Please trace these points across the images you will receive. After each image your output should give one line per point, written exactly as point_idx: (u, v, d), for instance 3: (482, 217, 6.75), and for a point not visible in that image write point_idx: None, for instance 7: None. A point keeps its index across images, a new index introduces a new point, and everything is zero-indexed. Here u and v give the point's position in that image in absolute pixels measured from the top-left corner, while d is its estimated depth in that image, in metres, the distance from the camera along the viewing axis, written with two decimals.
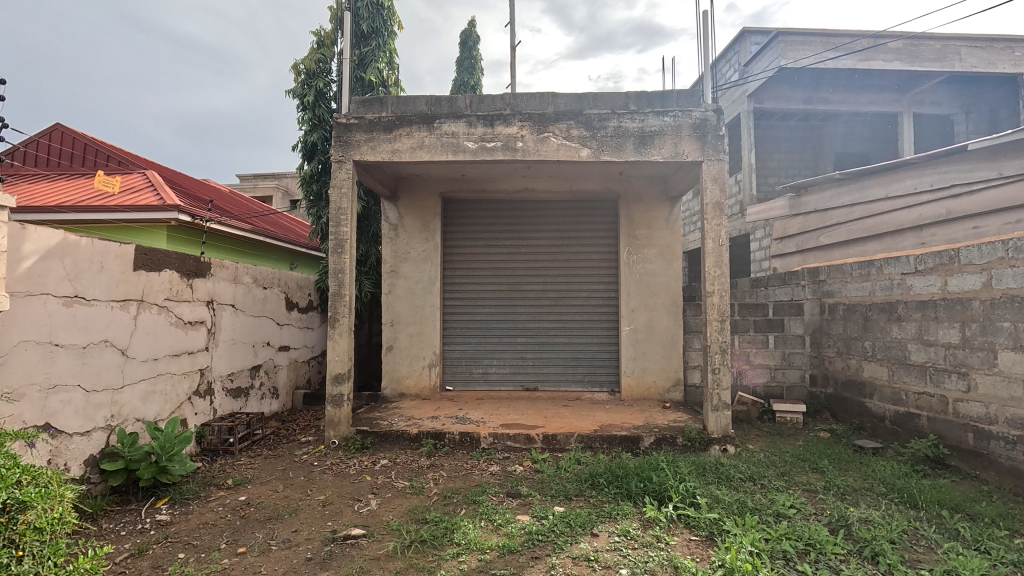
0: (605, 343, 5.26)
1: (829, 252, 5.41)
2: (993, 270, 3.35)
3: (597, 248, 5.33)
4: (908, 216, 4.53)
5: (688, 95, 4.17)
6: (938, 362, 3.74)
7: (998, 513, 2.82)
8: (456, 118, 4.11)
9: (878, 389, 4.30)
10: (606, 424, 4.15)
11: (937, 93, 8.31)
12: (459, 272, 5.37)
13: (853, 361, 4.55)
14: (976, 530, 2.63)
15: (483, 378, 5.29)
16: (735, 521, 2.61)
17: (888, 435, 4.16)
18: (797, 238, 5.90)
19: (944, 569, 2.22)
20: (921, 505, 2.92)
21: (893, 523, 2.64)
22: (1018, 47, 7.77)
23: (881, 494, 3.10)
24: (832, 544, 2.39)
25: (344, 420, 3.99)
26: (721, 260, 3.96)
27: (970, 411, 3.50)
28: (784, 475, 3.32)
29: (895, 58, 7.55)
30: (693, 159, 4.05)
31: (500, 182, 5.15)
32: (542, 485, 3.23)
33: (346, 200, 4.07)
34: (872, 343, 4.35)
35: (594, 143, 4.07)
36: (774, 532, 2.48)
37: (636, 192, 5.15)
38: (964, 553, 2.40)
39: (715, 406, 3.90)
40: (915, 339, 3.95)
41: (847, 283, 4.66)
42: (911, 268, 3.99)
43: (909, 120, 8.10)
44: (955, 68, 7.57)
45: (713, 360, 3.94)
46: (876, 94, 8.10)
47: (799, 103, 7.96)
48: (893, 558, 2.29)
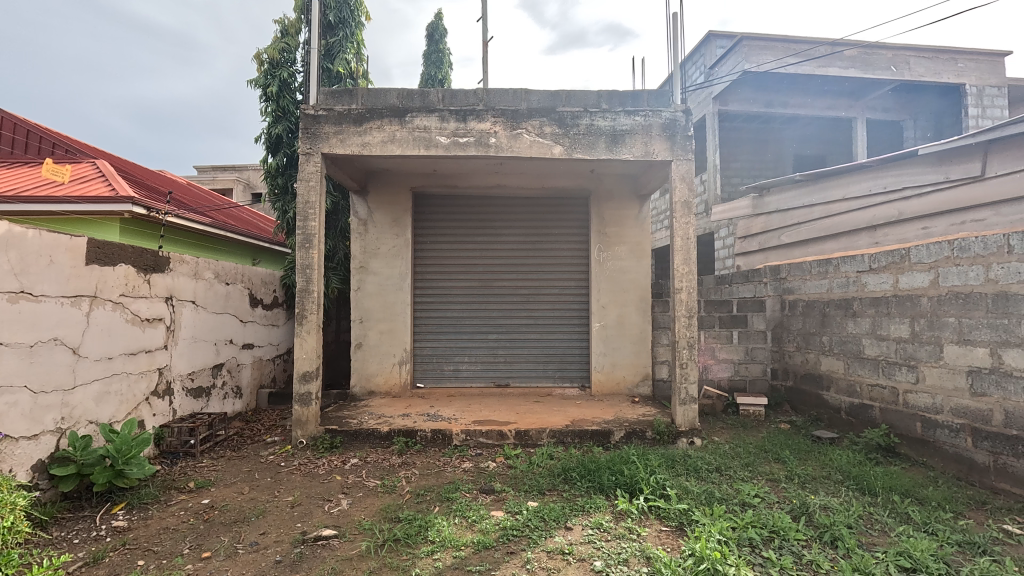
0: (576, 339, 5.31)
1: (789, 251, 5.61)
2: (940, 268, 3.56)
3: (569, 245, 5.36)
4: (864, 216, 4.72)
5: (658, 95, 4.22)
6: (890, 355, 3.94)
7: (944, 497, 3.00)
8: (428, 113, 4.07)
9: (835, 383, 4.49)
10: (578, 419, 4.20)
11: (887, 100, 8.68)
12: (430, 268, 5.31)
13: (812, 355, 4.75)
14: (924, 513, 2.78)
15: (454, 375, 5.26)
16: (704, 511, 2.69)
17: (844, 425, 4.36)
18: (760, 237, 6.09)
19: (896, 551, 2.35)
20: (874, 491, 3.08)
21: (850, 509, 2.78)
22: (960, 59, 8.18)
23: (839, 482, 3.24)
24: (794, 531, 2.49)
25: (312, 418, 3.90)
26: (689, 258, 4.06)
27: (919, 401, 3.70)
28: (749, 466, 3.44)
29: (850, 66, 7.86)
30: (662, 159, 4.13)
31: (472, 178, 5.10)
32: (515, 481, 3.24)
33: (314, 193, 3.97)
34: (829, 339, 4.55)
35: (567, 140, 4.10)
36: (741, 520, 2.56)
37: (607, 189, 5.22)
38: (914, 535, 2.54)
39: (683, 401, 4.01)
40: (869, 333, 4.15)
41: (806, 280, 4.88)
42: (865, 266, 4.21)
43: (861, 125, 8.47)
44: (904, 76, 7.92)
45: (681, 355, 4.02)
46: (833, 99, 8.42)
47: (761, 106, 8.22)
48: (850, 542, 2.40)
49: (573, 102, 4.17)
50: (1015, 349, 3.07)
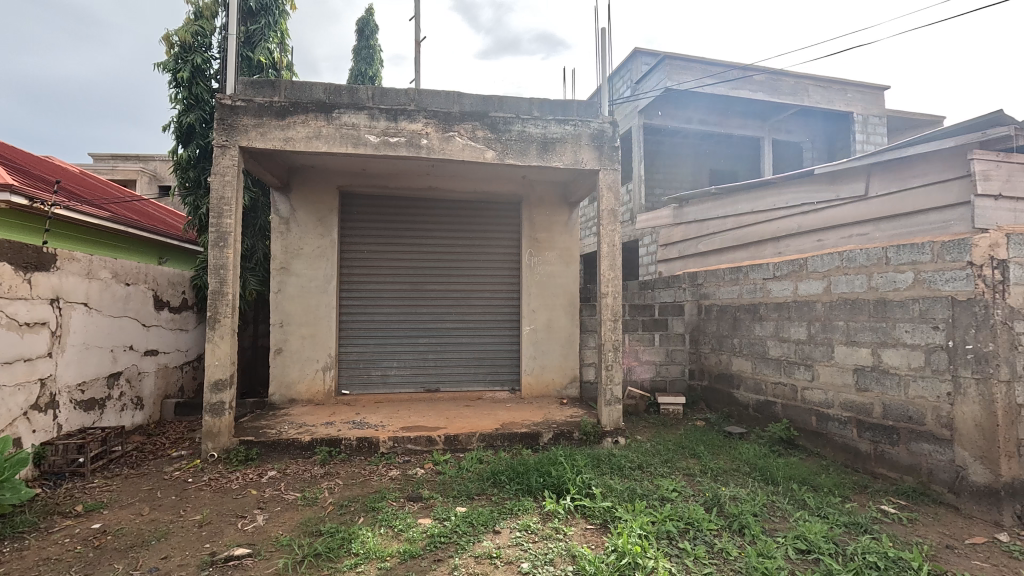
0: (507, 343, 5.35)
1: (705, 259, 6.00)
2: (832, 277, 3.96)
3: (500, 249, 5.40)
4: (769, 229, 5.15)
5: (587, 106, 4.37)
6: (791, 355, 4.32)
7: (834, 483, 3.32)
8: (357, 110, 3.94)
9: (744, 381, 4.85)
10: (507, 422, 4.22)
11: (790, 123, 9.53)
12: (357, 269, 5.13)
13: (725, 356, 5.10)
14: (818, 499, 3.07)
15: (382, 381, 5.11)
16: (626, 507, 2.80)
17: (752, 421, 4.72)
18: (680, 245, 6.47)
19: (794, 535, 2.57)
20: (776, 481, 3.35)
21: (756, 498, 3.00)
22: (849, 90, 9.14)
23: (747, 474, 3.50)
24: (707, 522, 2.66)
25: (225, 430, 3.64)
26: (615, 264, 4.22)
27: (814, 397, 4.07)
28: (667, 463, 3.63)
29: (758, 90, 8.57)
30: (590, 168, 4.27)
31: (403, 179, 4.99)
32: (443, 487, 3.20)
33: (230, 188, 3.72)
34: (739, 341, 4.91)
35: (499, 145, 4.13)
36: (660, 515, 2.69)
37: (537, 195, 5.32)
38: (810, 519, 2.79)
39: (608, 401, 4.16)
40: (773, 335, 4.52)
41: (719, 286, 5.25)
42: (770, 274, 4.59)
43: (768, 144, 9.24)
44: (804, 102, 8.73)
45: (607, 358, 4.17)
46: (744, 120, 9.13)
47: (681, 122, 8.74)
48: (755, 529, 2.59)
49: (505, 108, 4.22)
50: (891, 349, 3.47)
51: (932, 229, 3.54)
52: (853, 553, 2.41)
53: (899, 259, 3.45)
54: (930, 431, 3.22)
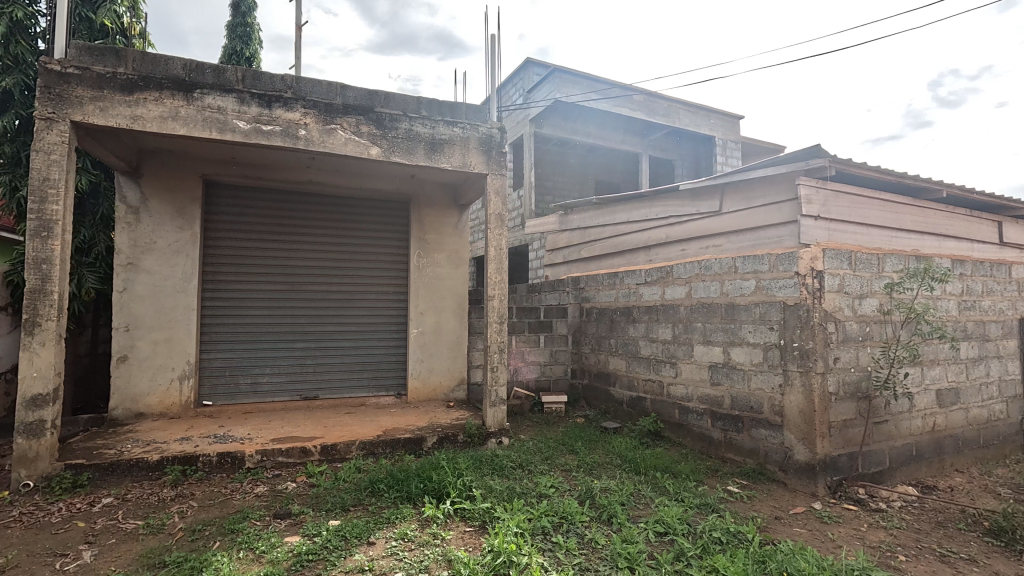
0: (393, 346, 5.19)
1: (587, 264, 6.35)
2: (692, 283, 4.40)
3: (387, 249, 5.23)
4: (642, 238, 5.56)
5: (475, 111, 4.41)
6: (658, 354, 4.72)
7: (691, 470, 3.68)
8: (223, 92, 3.58)
9: (619, 379, 5.20)
10: (390, 428, 4.10)
11: (664, 142, 10.42)
12: (224, 267, 4.65)
13: (603, 356, 5.44)
14: (676, 484, 3.38)
15: (252, 390, 4.68)
16: (504, 506, 2.85)
17: (625, 416, 5.08)
18: (564, 250, 6.79)
19: (654, 520, 2.80)
20: (643, 471, 3.64)
21: (624, 488, 3.23)
22: (712, 116, 10.22)
23: (618, 466, 3.76)
24: (580, 514, 2.80)
25: (46, 453, 3.09)
26: (501, 267, 4.30)
27: (677, 392, 4.49)
28: (547, 460, 3.77)
29: (636, 109, 9.26)
30: (478, 171, 4.31)
31: (279, 171, 4.62)
32: (316, 501, 3.00)
33: (57, 169, 3.17)
34: (615, 341, 5.26)
35: (385, 142, 4.00)
36: (536, 511, 2.78)
37: (426, 196, 5.24)
38: (668, 504, 3.06)
39: (493, 403, 4.21)
40: (644, 336, 4.90)
41: (599, 290, 5.59)
42: (642, 280, 4.98)
43: (645, 160, 10.03)
44: (675, 124, 9.61)
45: (492, 359, 4.23)
46: (624, 135, 9.81)
47: (569, 133, 9.17)
48: (622, 517, 2.79)
49: (392, 104, 4.10)
50: (737, 347, 3.94)
51: (769, 243, 4.07)
52: (702, 531, 2.69)
53: (744, 268, 3.93)
54: (766, 418, 3.70)
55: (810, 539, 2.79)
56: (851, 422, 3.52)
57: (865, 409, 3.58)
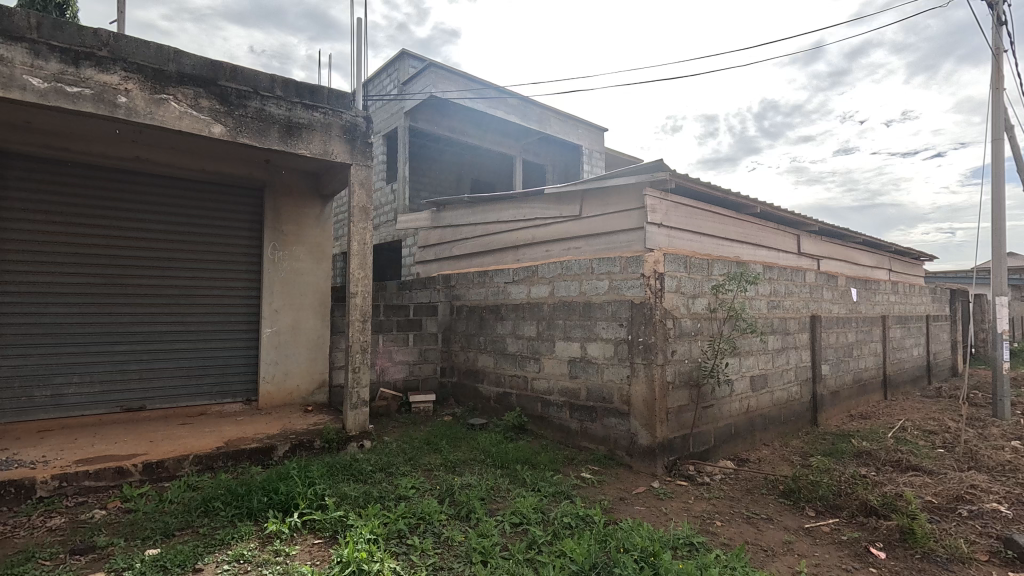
0: (241, 348, 4.69)
1: (458, 262, 6.36)
2: (555, 282, 4.63)
3: (236, 240, 4.71)
4: (510, 238, 5.70)
5: (339, 96, 4.16)
6: (524, 351, 4.88)
7: (549, 460, 3.87)
8: (9, 40, 2.92)
9: (487, 376, 5.28)
10: (234, 438, 3.70)
11: (536, 147, 10.83)
12: (13, 255, 3.81)
13: (472, 353, 5.49)
14: (534, 475, 3.52)
15: (53, 403, 3.91)
16: (359, 513, 2.72)
17: (492, 411, 5.18)
18: (436, 247, 6.74)
19: (511, 512, 2.88)
20: (504, 464, 3.73)
21: (484, 483, 3.28)
22: (581, 126, 10.85)
23: (481, 461, 3.81)
24: (438, 513, 2.78)
25: None
26: (365, 263, 4.11)
27: (540, 386, 4.69)
28: (410, 461, 3.69)
29: (510, 112, 9.49)
30: (341, 161, 4.07)
31: (93, 143, 3.90)
32: (132, 529, 2.59)
33: None
34: (484, 338, 5.34)
35: (230, 120, 3.59)
36: (392, 515, 2.70)
37: (284, 183, 4.82)
38: (525, 494, 3.18)
39: (354, 405, 4.01)
40: (511, 333, 5.04)
41: (469, 288, 5.63)
42: (510, 278, 5.11)
43: (518, 163, 10.34)
44: (547, 130, 10.03)
45: (354, 360, 4.02)
46: (499, 137, 10.01)
47: (444, 130, 9.10)
48: (479, 512, 2.82)
49: (241, 79, 3.69)
50: (593, 343, 4.23)
51: (622, 247, 4.42)
52: (554, 518, 2.83)
53: (600, 269, 4.23)
54: (616, 408, 4.02)
55: (647, 515, 3.09)
56: (684, 407, 3.97)
57: (695, 395, 4.06)
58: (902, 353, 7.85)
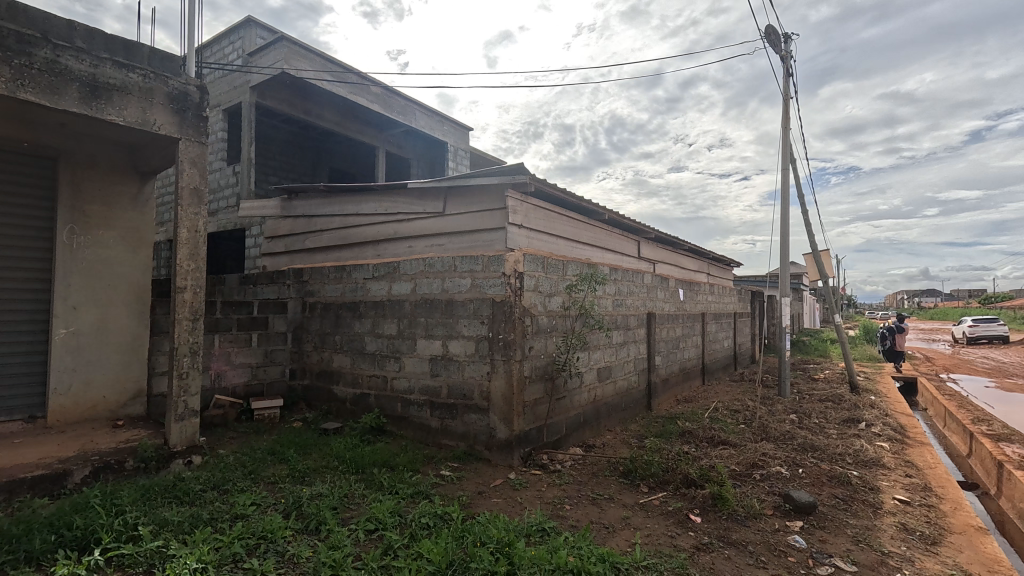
0: (23, 354, 3.78)
1: (312, 255, 5.91)
2: (417, 279, 4.54)
3: (17, 220, 3.79)
4: (370, 232, 5.42)
5: (163, 59, 3.59)
6: (383, 350, 4.70)
7: (408, 460, 3.78)
8: None
9: (342, 377, 4.99)
10: (9, 466, 2.97)
11: (401, 139, 10.52)
12: None
13: (326, 353, 5.14)
14: (392, 477, 3.41)
15: None
16: (183, 540, 2.37)
17: (348, 414, 4.91)
18: (287, 239, 6.20)
19: (365, 518, 2.75)
20: (360, 469, 3.56)
21: (337, 491, 3.09)
22: (446, 122, 10.79)
23: (334, 468, 3.58)
24: (282, 530, 2.55)
25: None
26: (197, 253, 3.60)
27: (400, 385, 4.56)
28: (250, 475, 3.33)
29: (373, 101, 9.07)
30: (167, 134, 3.51)
31: None
32: None
33: None
34: (340, 338, 5.04)
35: (6, 70, 2.87)
36: (226, 538, 2.41)
37: (86, 155, 3.99)
38: (382, 498, 3.06)
39: (180, 416, 3.48)
40: (370, 332, 4.82)
41: (324, 284, 5.28)
42: (370, 274, 4.89)
43: (381, 154, 9.95)
44: (412, 124, 9.80)
45: (180, 365, 3.49)
46: (361, 125, 9.51)
47: (298, 112, 8.38)
48: (331, 522, 2.65)
49: (22, 21, 2.97)
50: (455, 341, 4.23)
51: (485, 246, 4.49)
52: (411, 520, 2.77)
53: (462, 267, 4.25)
54: (476, 404, 4.08)
55: (504, 506, 3.19)
56: (539, 400, 4.18)
57: (549, 388, 4.30)
58: (716, 345, 9.24)
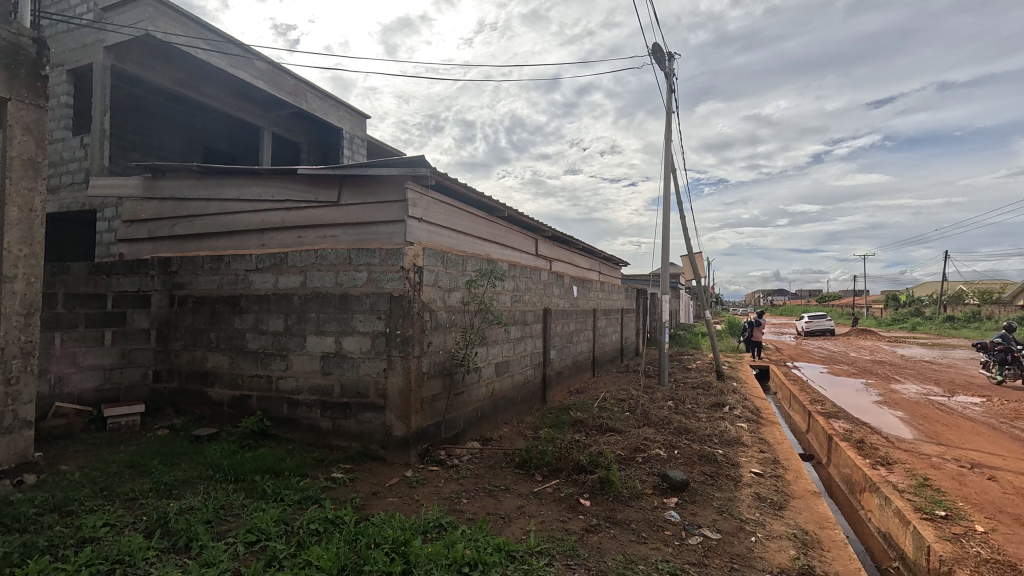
0: None
1: (182, 243, 5.29)
2: (308, 272, 4.27)
3: None
4: (253, 219, 4.96)
5: None
6: (267, 348, 4.35)
7: (296, 465, 3.55)
8: None
9: (219, 378, 4.53)
10: None
11: (290, 121, 9.77)
12: None
13: (199, 352, 4.64)
14: (276, 484, 3.18)
15: None
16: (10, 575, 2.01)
17: (225, 418, 4.48)
18: (151, 224, 5.49)
19: (245, 530, 2.53)
20: (239, 477, 3.27)
21: (211, 503, 2.81)
22: (341, 107, 10.23)
23: (208, 478, 3.25)
24: (144, 551, 2.26)
25: None
26: (31, 236, 3.06)
27: (286, 385, 4.25)
28: (102, 493, 2.91)
29: (259, 77, 8.32)
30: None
31: None
32: None
33: None
34: (216, 335, 4.58)
35: None
36: (70, 566, 2.08)
37: None
38: (265, 507, 2.84)
39: (7, 429, 2.94)
40: (252, 328, 4.43)
41: (197, 276, 4.76)
42: (252, 265, 4.50)
43: (267, 135, 9.18)
44: (302, 105, 9.15)
45: (8, 368, 2.95)
46: (243, 102, 8.68)
47: (167, 81, 7.43)
48: (204, 538, 2.40)
49: None
50: (349, 337, 4.04)
51: (382, 239, 4.33)
52: (298, 527, 2.61)
53: (358, 260, 4.08)
54: (371, 402, 3.93)
55: (400, 505, 3.12)
56: (437, 396, 4.15)
57: (448, 384, 4.28)
58: (605, 339, 9.85)
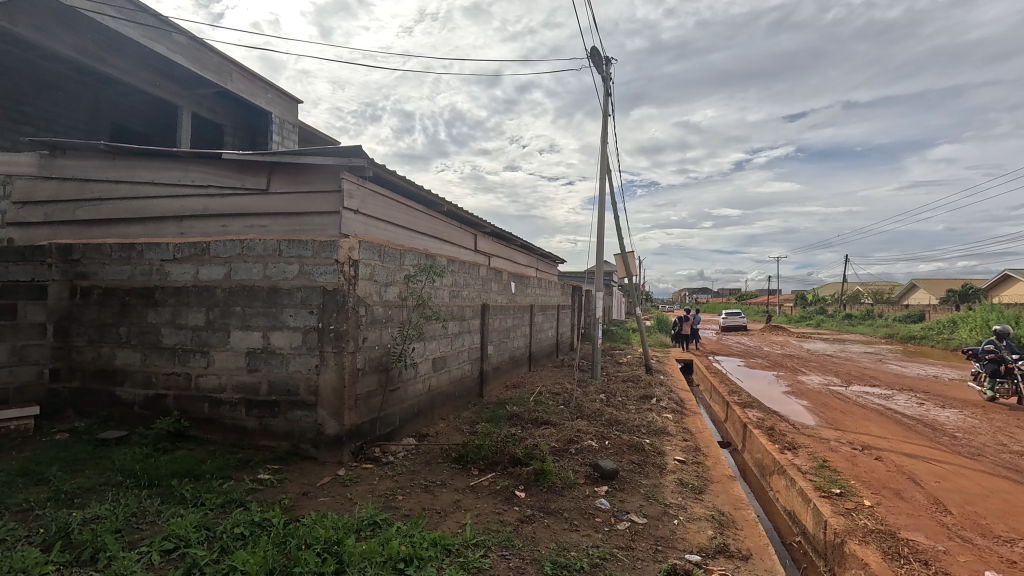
0: None
1: (86, 229, 4.82)
2: (232, 263, 4.04)
3: None
4: (171, 205, 4.61)
5: None
6: (185, 343, 4.07)
7: (217, 467, 3.36)
8: None
9: (129, 376, 4.19)
10: None
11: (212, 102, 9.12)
12: None
13: (106, 349, 4.27)
14: (196, 488, 2.99)
15: None
16: None
17: (136, 420, 4.14)
18: (48, 207, 4.96)
19: (160, 538, 2.37)
20: (153, 482, 3.05)
21: (121, 511, 2.61)
22: (270, 89, 9.67)
23: (116, 485, 3.01)
24: (41, 566, 2.07)
25: None
26: None
27: (207, 384, 4.00)
28: None
29: (177, 52, 7.70)
30: None
31: None
32: None
33: None
34: (127, 329, 4.22)
35: None
36: None
37: None
38: (183, 512, 2.67)
39: None
40: (168, 322, 4.13)
41: (104, 265, 4.36)
42: (169, 255, 4.19)
43: (186, 115, 8.52)
44: (227, 85, 8.56)
45: None
46: (159, 78, 8.00)
47: (67, 49, 6.71)
48: (112, 548, 2.23)
49: None
50: (277, 332, 3.87)
51: (315, 230, 4.17)
52: (221, 532, 2.48)
53: (289, 252, 3.91)
54: (301, 400, 3.79)
55: (332, 505, 3.04)
56: (372, 393, 4.06)
57: (383, 380, 4.20)
58: (541, 335, 10.04)
